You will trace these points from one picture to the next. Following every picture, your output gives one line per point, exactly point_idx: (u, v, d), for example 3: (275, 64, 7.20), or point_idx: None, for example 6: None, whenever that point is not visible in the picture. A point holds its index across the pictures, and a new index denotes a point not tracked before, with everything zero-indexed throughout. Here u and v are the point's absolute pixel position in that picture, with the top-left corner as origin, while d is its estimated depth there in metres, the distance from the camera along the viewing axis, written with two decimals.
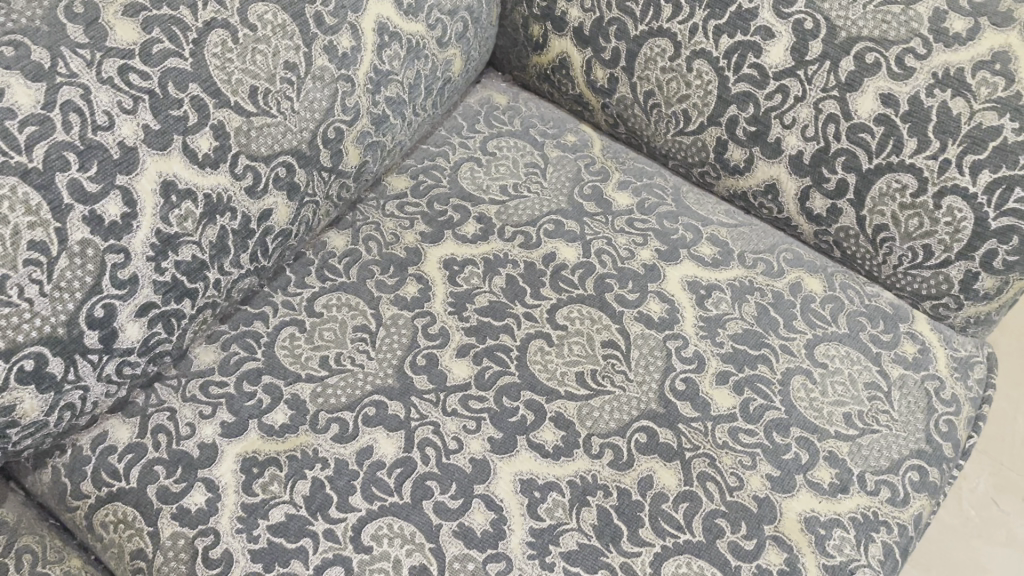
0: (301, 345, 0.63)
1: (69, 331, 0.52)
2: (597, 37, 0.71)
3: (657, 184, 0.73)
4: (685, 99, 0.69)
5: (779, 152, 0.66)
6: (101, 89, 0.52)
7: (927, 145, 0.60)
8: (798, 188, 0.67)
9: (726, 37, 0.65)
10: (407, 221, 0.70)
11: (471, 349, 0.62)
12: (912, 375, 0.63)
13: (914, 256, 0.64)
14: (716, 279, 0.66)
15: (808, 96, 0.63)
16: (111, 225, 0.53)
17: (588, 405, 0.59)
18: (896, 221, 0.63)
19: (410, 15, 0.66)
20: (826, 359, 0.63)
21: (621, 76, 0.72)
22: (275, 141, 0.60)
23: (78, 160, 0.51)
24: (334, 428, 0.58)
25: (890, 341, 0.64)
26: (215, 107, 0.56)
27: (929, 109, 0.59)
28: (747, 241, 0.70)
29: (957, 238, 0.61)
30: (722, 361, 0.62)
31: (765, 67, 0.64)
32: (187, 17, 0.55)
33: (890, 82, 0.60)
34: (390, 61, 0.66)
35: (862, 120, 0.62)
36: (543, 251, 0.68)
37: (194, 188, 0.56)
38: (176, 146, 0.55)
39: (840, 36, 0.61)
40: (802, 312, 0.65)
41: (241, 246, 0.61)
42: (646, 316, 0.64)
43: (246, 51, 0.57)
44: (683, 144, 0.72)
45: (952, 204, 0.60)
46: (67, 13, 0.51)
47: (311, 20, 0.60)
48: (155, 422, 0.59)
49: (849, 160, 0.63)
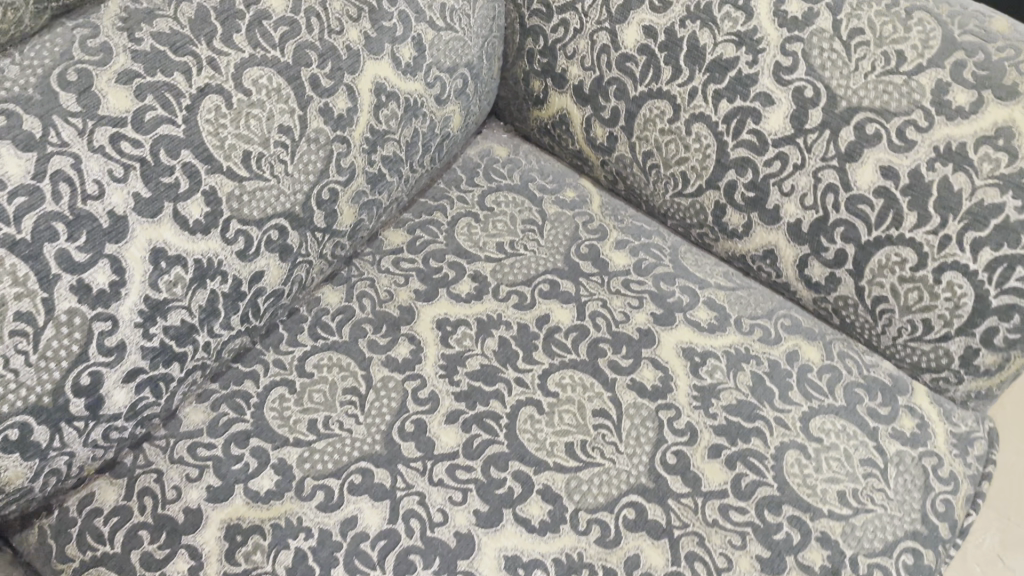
0: (291, 407, 0.62)
1: (54, 399, 0.52)
2: (597, 95, 0.71)
3: (655, 244, 0.73)
4: (683, 161, 0.68)
5: (777, 219, 0.65)
6: (92, 158, 0.52)
7: (928, 219, 0.59)
8: (797, 255, 0.66)
9: (725, 101, 0.64)
10: (402, 277, 0.70)
11: (461, 415, 0.62)
12: (910, 452, 0.62)
13: (913, 330, 0.63)
14: (712, 346, 0.66)
15: (807, 165, 0.62)
16: (99, 293, 0.53)
17: (576, 478, 0.59)
18: (895, 293, 0.62)
19: (408, 73, 0.66)
20: (821, 434, 0.62)
21: (620, 135, 0.71)
22: (268, 205, 0.60)
23: (67, 229, 0.51)
24: (319, 496, 0.58)
25: (888, 415, 0.63)
26: (207, 173, 0.56)
27: (930, 183, 0.58)
28: (745, 306, 0.69)
29: (957, 314, 0.60)
30: (715, 434, 0.61)
31: (764, 133, 0.63)
32: (181, 84, 0.55)
33: (890, 154, 0.59)
34: (388, 120, 0.66)
35: (861, 191, 0.61)
36: (537, 312, 0.67)
37: (184, 254, 0.56)
38: (166, 213, 0.55)
39: (840, 105, 0.60)
40: (799, 383, 0.64)
41: (231, 308, 0.60)
42: (639, 384, 0.63)
43: (239, 116, 0.57)
44: (681, 205, 0.71)
45: (952, 280, 0.59)
46: (60, 81, 0.52)
47: (306, 83, 0.60)
48: (142, 484, 0.59)
49: (847, 231, 0.62)
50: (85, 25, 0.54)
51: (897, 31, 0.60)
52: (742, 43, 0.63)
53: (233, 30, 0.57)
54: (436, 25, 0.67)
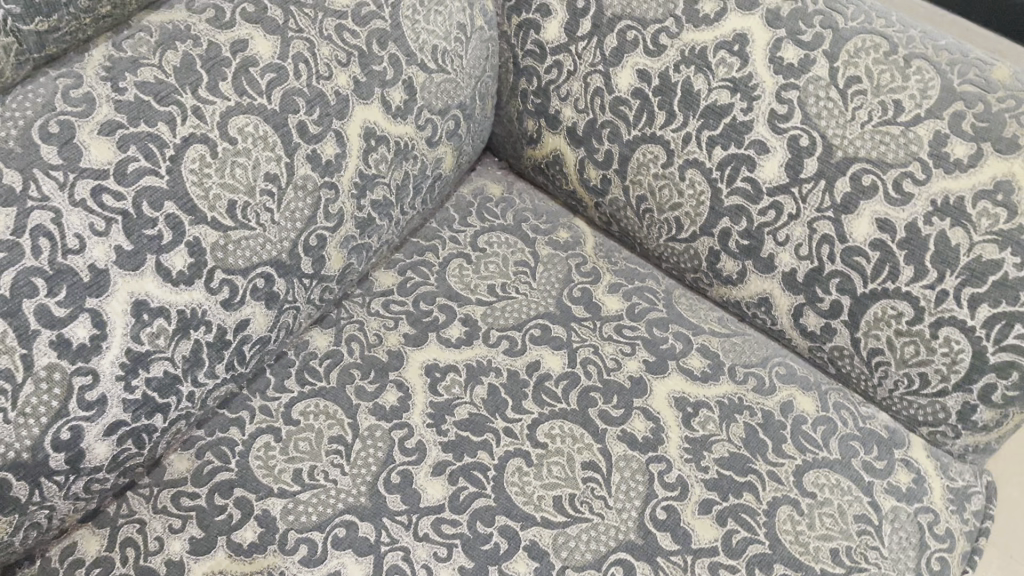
0: (276, 456, 0.61)
1: (34, 455, 0.51)
2: (591, 137, 0.70)
3: (648, 288, 0.72)
4: (677, 207, 0.67)
5: (772, 267, 0.64)
6: (73, 211, 0.51)
7: (925, 274, 0.58)
8: (792, 304, 0.65)
9: (719, 148, 0.63)
10: (392, 320, 0.69)
11: (448, 467, 0.61)
12: (905, 508, 0.61)
13: (909, 383, 0.61)
14: (705, 396, 0.64)
15: (802, 215, 0.61)
16: (80, 347, 0.52)
17: (564, 534, 0.58)
18: (891, 346, 0.61)
19: (398, 116, 0.65)
20: (815, 489, 0.60)
21: (614, 178, 0.70)
22: (253, 253, 0.59)
23: (46, 284, 0.51)
24: (303, 549, 0.57)
25: (883, 469, 0.62)
26: (191, 224, 0.56)
27: (927, 237, 0.57)
28: (739, 353, 0.68)
29: (954, 370, 0.59)
30: (706, 489, 0.60)
31: (759, 181, 0.62)
32: (165, 134, 0.55)
33: (887, 207, 0.58)
34: (377, 164, 0.65)
35: (856, 243, 0.60)
36: (527, 358, 0.66)
37: (168, 305, 0.55)
38: (149, 266, 0.54)
39: (836, 155, 0.59)
40: (793, 435, 0.63)
41: (216, 357, 0.60)
42: (630, 436, 0.62)
43: (224, 165, 0.57)
44: (676, 250, 0.70)
45: (949, 335, 0.58)
46: (42, 133, 0.51)
47: (293, 129, 0.60)
48: (124, 535, 0.58)
49: (843, 283, 0.61)
50: (68, 74, 0.54)
51: (895, 81, 0.58)
52: (737, 89, 0.62)
53: (219, 78, 0.57)
54: (428, 67, 0.66)
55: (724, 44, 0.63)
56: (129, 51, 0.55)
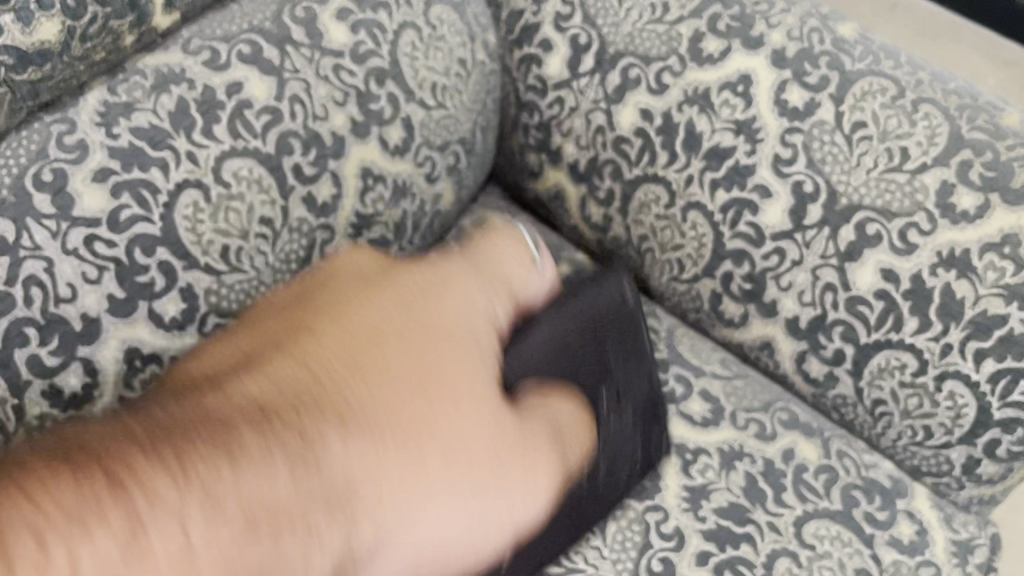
0: None
1: None
2: (593, 174, 0.69)
3: (650, 327, 0.71)
4: (679, 248, 0.66)
5: (774, 312, 0.63)
6: (65, 261, 0.51)
7: (929, 325, 0.56)
8: (795, 350, 0.63)
9: (722, 191, 0.62)
10: None
11: None
12: (907, 561, 0.59)
13: (914, 434, 0.60)
14: (704, 442, 0.64)
15: (806, 261, 0.60)
16: (72, 397, 0.52)
17: None
18: (894, 397, 0.60)
19: (397, 155, 0.65)
20: (815, 541, 0.59)
21: (616, 216, 0.69)
22: (247, 296, 0.58)
23: (39, 334, 0.51)
24: None
25: (886, 521, 0.61)
26: (184, 270, 0.55)
27: (932, 289, 0.56)
28: (741, 397, 0.66)
29: (958, 423, 0.57)
30: (704, 539, 0.59)
31: (762, 226, 0.61)
32: (158, 179, 0.54)
33: (890, 256, 0.57)
34: (375, 203, 0.64)
35: (861, 292, 0.58)
36: None
37: (160, 351, 0.55)
38: (142, 312, 0.54)
39: (840, 202, 0.58)
40: (793, 484, 0.62)
41: None
42: (627, 483, 0.61)
43: (218, 211, 0.56)
44: (678, 290, 0.69)
45: (953, 389, 0.56)
46: (35, 181, 0.52)
47: (289, 171, 0.59)
48: None
49: (846, 331, 0.60)
50: (62, 120, 0.54)
51: (902, 126, 0.57)
52: (741, 131, 0.61)
53: (213, 121, 0.56)
54: (427, 104, 0.66)
55: (728, 84, 0.62)
56: (124, 95, 0.55)
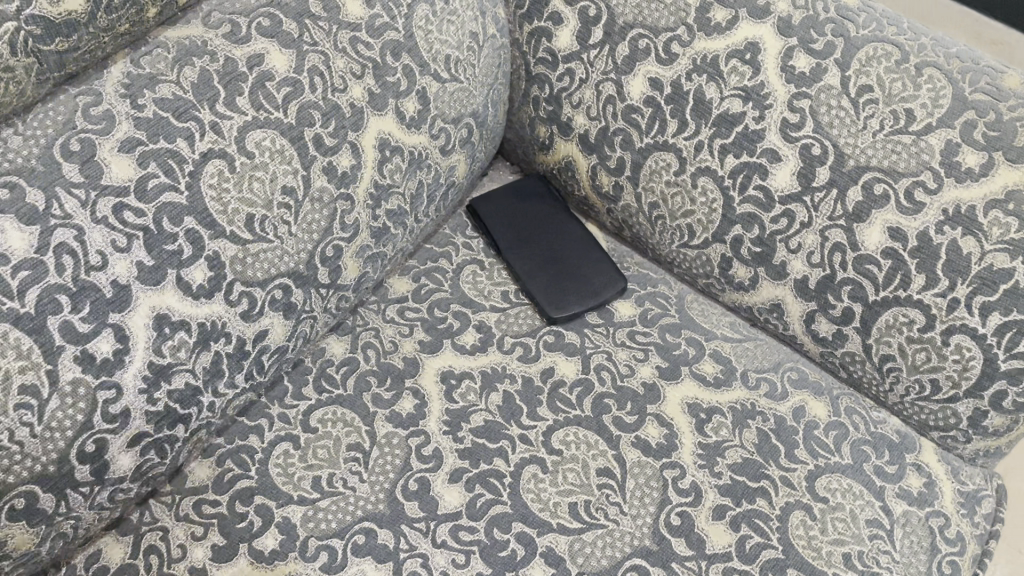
0: (295, 464, 0.62)
1: (60, 467, 0.52)
2: (603, 144, 0.71)
3: (661, 293, 0.73)
4: (690, 214, 0.68)
5: (783, 274, 0.65)
6: (96, 229, 0.52)
7: (936, 282, 0.58)
8: (804, 311, 0.65)
9: (732, 156, 0.64)
10: (407, 327, 0.70)
11: (465, 474, 0.62)
12: (916, 512, 0.61)
13: (921, 389, 0.62)
14: (717, 402, 0.65)
15: (814, 223, 0.62)
16: (103, 362, 0.53)
17: (579, 540, 0.59)
18: (903, 353, 0.61)
19: (412, 127, 0.66)
20: (827, 494, 0.61)
21: (626, 184, 0.71)
22: (271, 265, 0.60)
23: (70, 301, 0.51)
24: (324, 557, 0.58)
25: (895, 474, 0.63)
26: (211, 238, 0.56)
27: (939, 246, 0.57)
28: (750, 358, 0.68)
29: (965, 376, 0.59)
30: (720, 494, 0.61)
31: (771, 189, 0.63)
32: (184, 149, 0.55)
33: (898, 216, 0.59)
34: (392, 174, 0.66)
35: (869, 251, 0.60)
36: (542, 365, 0.67)
37: (188, 318, 0.56)
38: (170, 280, 0.55)
39: (848, 164, 0.60)
40: (805, 440, 0.64)
41: (236, 367, 0.61)
42: (644, 442, 0.63)
43: (243, 180, 0.57)
44: (688, 255, 0.71)
45: (960, 342, 0.58)
46: (64, 151, 0.52)
47: (310, 142, 0.60)
48: (148, 542, 0.59)
49: (855, 290, 0.62)
50: (88, 92, 0.54)
51: (906, 89, 0.58)
52: (749, 98, 0.63)
53: (236, 92, 0.57)
54: (441, 77, 0.67)
55: (736, 52, 0.63)
56: (147, 67, 0.56)
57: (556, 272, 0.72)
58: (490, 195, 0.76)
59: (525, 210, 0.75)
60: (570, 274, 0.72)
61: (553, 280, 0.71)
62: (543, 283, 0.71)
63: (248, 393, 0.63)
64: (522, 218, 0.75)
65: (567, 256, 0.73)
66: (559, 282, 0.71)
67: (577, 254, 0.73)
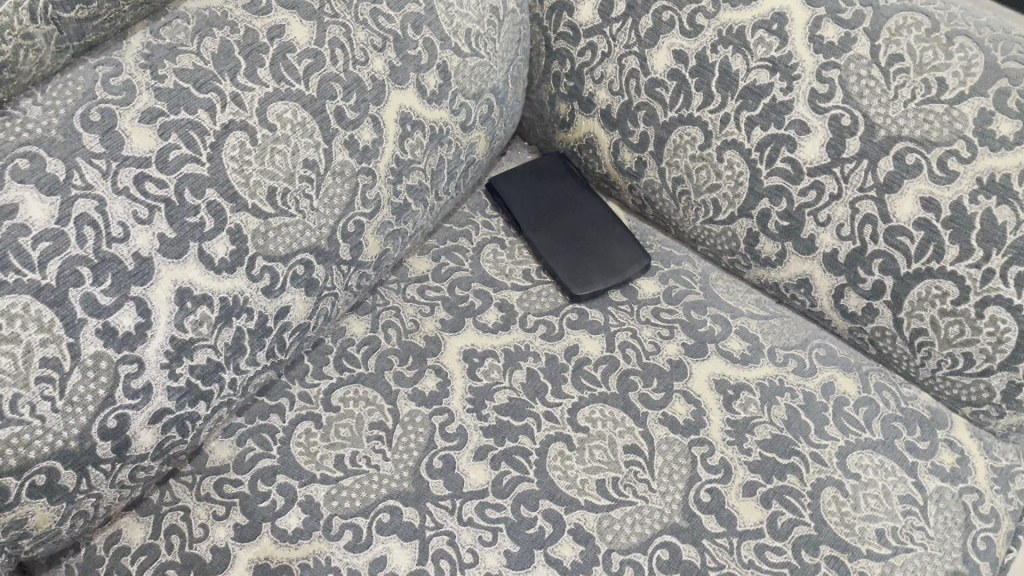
0: (317, 442, 0.61)
1: (81, 443, 0.51)
2: (626, 119, 0.70)
3: (684, 271, 0.72)
4: (715, 188, 0.67)
5: (812, 248, 0.64)
6: (117, 200, 0.51)
7: (970, 253, 0.57)
8: (833, 285, 0.65)
9: (759, 128, 0.63)
10: (429, 306, 0.69)
11: (490, 452, 0.61)
12: (949, 488, 0.60)
13: (953, 362, 0.61)
14: (744, 378, 0.64)
15: (844, 195, 0.61)
16: (125, 336, 0.52)
17: (608, 517, 0.58)
18: (935, 326, 0.60)
19: (434, 101, 0.65)
20: (859, 470, 0.60)
21: (650, 160, 0.70)
22: (293, 240, 0.59)
23: (92, 273, 0.50)
24: (348, 535, 0.57)
25: (927, 449, 0.62)
26: (232, 211, 0.55)
27: (972, 216, 0.56)
28: (777, 335, 0.68)
29: (1000, 348, 0.58)
30: (750, 471, 0.60)
31: (800, 161, 0.62)
32: (205, 120, 0.54)
33: (930, 185, 0.57)
34: (413, 149, 0.65)
35: (901, 222, 0.59)
36: (565, 342, 0.67)
37: (210, 293, 0.55)
38: (191, 253, 0.54)
39: (879, 134, 0.58)
40: (835, 416, 0.63)
41: (258, 344, 0.60)
42: (672, 419, 0.62)
43: (264, 152, 0.56)
44: (713, 232, 0.70)
45: (995, 314, 0.57)
46: (84, 121, 0.51)
47: (331, 115, 0.59)
48: (169, 522, 0.58)
49: (885, 263, 0.61)
50: (107, 62, 0.54)
51: (938, 58, 0.57)
52: (777, 69, 0.61)
53: (257, 64, 0.56)
54: (461, 51, 0.66)
55: (763, 23, 0.62)
56: (167, 38, 0.55)
57: (579, 249, 0.71)
58: (510, 173, 0.75)
59: (547, 188, 0.75)
60: (593, 251, 0.71)
61: (576, 257, 0.70)
62: (566, 260, 0.70)
63: (269, 371, 0.63)
64: (543, 197, 0.74)
65: (590, 234, 0.72)
66: (582, 259, 0.70)
67: (600, 231, 0.72)
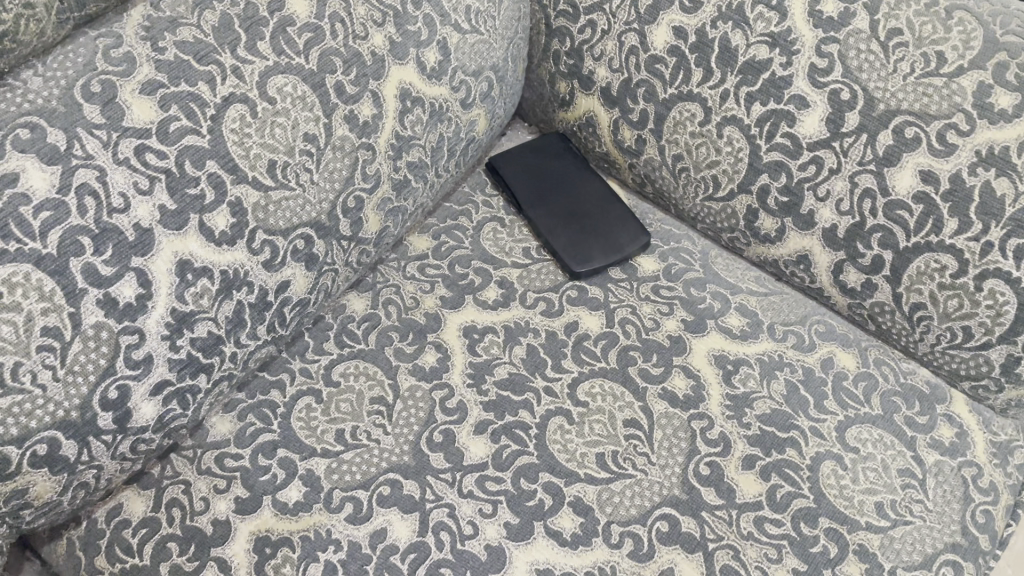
0: (318, 417, 0.61)
1: (82, 414, 0.51)
2: (626, 97, 0.70)
3: (684, 249, 0.73)
4: (714, 165, 0.67)
5: (811, 224, 0.64)
6: (118, 171, 0.51)
7: (969, 226, 0.57)
8: (833, 261, 0.65)
9: (758, 104, 0.63)
10: (429, 283, 0.69)
11: (489, 426, 0.61)
12: (948, 462, 0.60)
13: (952, 337, 0.61)
14: (744, 353, 0.65)
15: (844, 169, 0.61)
16: (126, 306, 0.52)
17: (607, 490, 0.58)
18: (934, 300, 0.60)
19: (433, 78, 0.66)
20: (858, 444, 0.60)
21: (649, 138, 0.70)
22: (293, 214, 0.59)
23: (92, 243, 0.50)
24: (348, 508, 0.57)
25: (926, 424, 0.62)
26: (232, 184, 0.56)
27: (971, 188, 0.56)
28: (776, 311, 0.68)
29: (999, 322, 0.58)
30: (749, 445, 0.60)
31: (799, 136, 0.62)
32: (205, 93, 0.54)
33: (929, 159, 0.57)
34: (413, 125, 0.66)
35: (900, 196, 0.59)
36: (565, 319, 0.67)
37: (210, 265, 0.55)
38: (192, 225, 0.54)
39: (878, 108, 0.58)
40: (834, 391, 0.63)
41: (258, 318, 0.60)
42: (671, 394, 0.62)
43: (264, 125, 0.56)
44: (713, 209, 0.70)
45: (994, 287, 0.57)
46: (84, 92, 0.51)
47: (331, 90, 0.59)
48: (170, 496, 0.58)
49: (884, 237, 0.61)
50: (108, 34, 0.54)
51: (937, 32, 0.57)
52: (776, 44, 0.61)
53: (257, 37, 0.56)
54: (461, 28, 0.66)
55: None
56: (167, 10, 0.55)
57: (580, 227, 0.71)
58: (512, 154, 0.75)
59: (548, 168, 0.75)
60: (594, 230, 0.71)
61: (577, 235, 0.70)
62: (567, 239, 0.70)
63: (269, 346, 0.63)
64: (545, 176, 0.74)
65: (592, 213, 0.72)
66: (583, 237, 0.70)
67: (602, 210, 0.72)
